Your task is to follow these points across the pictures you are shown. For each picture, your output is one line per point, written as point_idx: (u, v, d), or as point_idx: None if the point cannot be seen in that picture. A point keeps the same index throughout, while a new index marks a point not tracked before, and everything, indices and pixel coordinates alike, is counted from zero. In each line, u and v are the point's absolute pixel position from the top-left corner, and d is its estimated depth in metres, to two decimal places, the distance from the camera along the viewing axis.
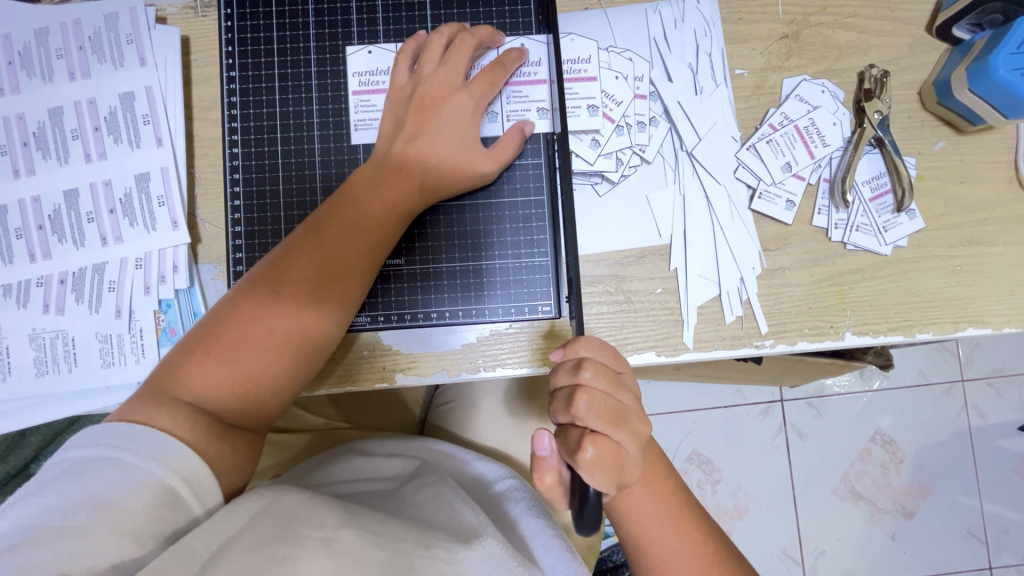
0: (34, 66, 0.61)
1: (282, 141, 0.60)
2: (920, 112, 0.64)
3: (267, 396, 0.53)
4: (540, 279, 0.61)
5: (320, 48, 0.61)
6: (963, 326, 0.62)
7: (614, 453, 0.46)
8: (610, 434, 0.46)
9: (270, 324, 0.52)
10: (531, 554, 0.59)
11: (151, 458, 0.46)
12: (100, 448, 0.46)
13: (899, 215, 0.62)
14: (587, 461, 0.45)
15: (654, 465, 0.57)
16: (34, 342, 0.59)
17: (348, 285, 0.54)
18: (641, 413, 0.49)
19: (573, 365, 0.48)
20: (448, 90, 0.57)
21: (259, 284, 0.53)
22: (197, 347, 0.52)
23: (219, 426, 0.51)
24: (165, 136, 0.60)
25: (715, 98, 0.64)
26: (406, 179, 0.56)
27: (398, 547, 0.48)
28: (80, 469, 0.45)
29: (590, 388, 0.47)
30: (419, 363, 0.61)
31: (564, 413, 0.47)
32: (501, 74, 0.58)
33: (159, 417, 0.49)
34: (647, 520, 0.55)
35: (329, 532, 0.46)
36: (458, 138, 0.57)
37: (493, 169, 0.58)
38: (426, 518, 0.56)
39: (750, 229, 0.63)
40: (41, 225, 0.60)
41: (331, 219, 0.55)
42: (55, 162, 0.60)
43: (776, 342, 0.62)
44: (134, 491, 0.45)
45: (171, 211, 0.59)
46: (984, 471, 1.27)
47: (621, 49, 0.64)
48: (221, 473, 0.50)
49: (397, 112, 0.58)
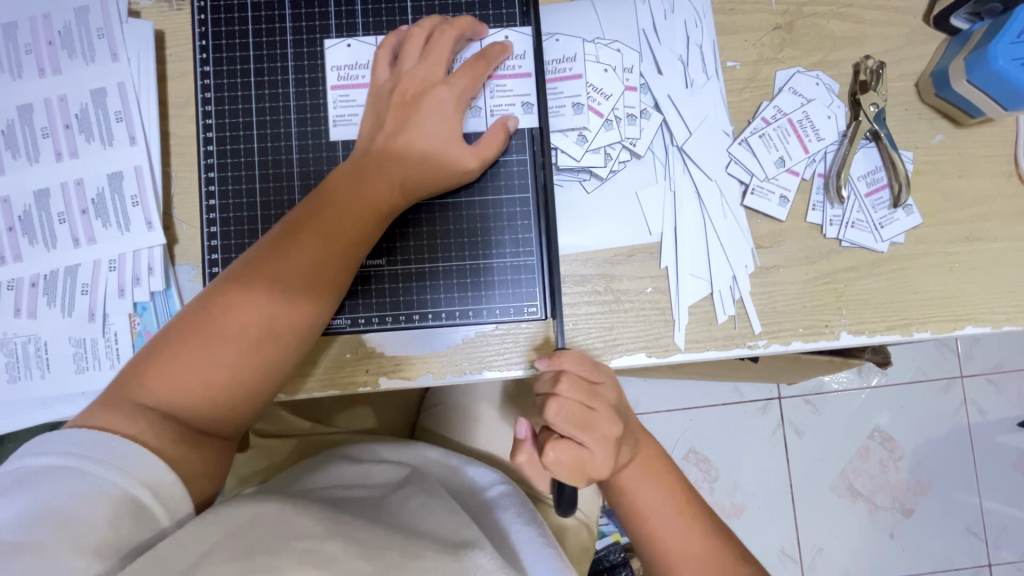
0: (2, 62, 0.59)
1: (259, 138, 0.59)
2: (917, 104, 0.62)
3: (239, 401, 0.51)
4: (525, 278, 0.59)
5: (298, 42, 0.59)
6: (962, 323, 0.60)
7: (578, 457, 0.48)
8: (574, 440, 0.48)
9: (243, 328, 0.50)
10: (521, 565, 0.58)
11: (119, 468, 0.45)
12: (64, 455, 0.44)
13: (896, 210, 0.61)
14: (548, 466, 0.46)
15: (654, 457, 0.57)
16: (6, 347, 0.57)
17: (323, 288, 0.53)
18: (616, 418, 0.50)
19: (549, 375, 0.50)
20: (429, 85, 0.55)
21: (231, 287, 0.51)
22: (166, 352, 0.50)
23: (188, 432, 0.49)
24: (139, 134, 0.58)
25: (707, 91, 0.62)
26: (385, 177, 0.54)
27: (383, 556, 0.47)
28: (45, 477, 0.43)
29: (560, 396, 0.48)
30: (405, 365, 0.59)
31: (535, 418, 0.50)
32: (483, 67, 0.56)
33: (124, 423, 0.47)
34: (651, 511, 0.55)
35: (312, 542, 0.45)
36: (439, 135, 0.55)
37: (475, 166, 0.56)
38: (413, 528, 0.55)
39: (742, 226, 0.61)
40: (11, 226, 0.58)
41: (307, 221, 0.53)
42: (25, 161, 0.58)
43: (770, 342, 0.60)
44: (98, 503, 0.43)
45: (146, 211, 0.58)
46: (983, 469, 1.26)
47: (609, 41, 0.62)
48: (192, 481, 0.49)
49: (378, 108, 0.56)
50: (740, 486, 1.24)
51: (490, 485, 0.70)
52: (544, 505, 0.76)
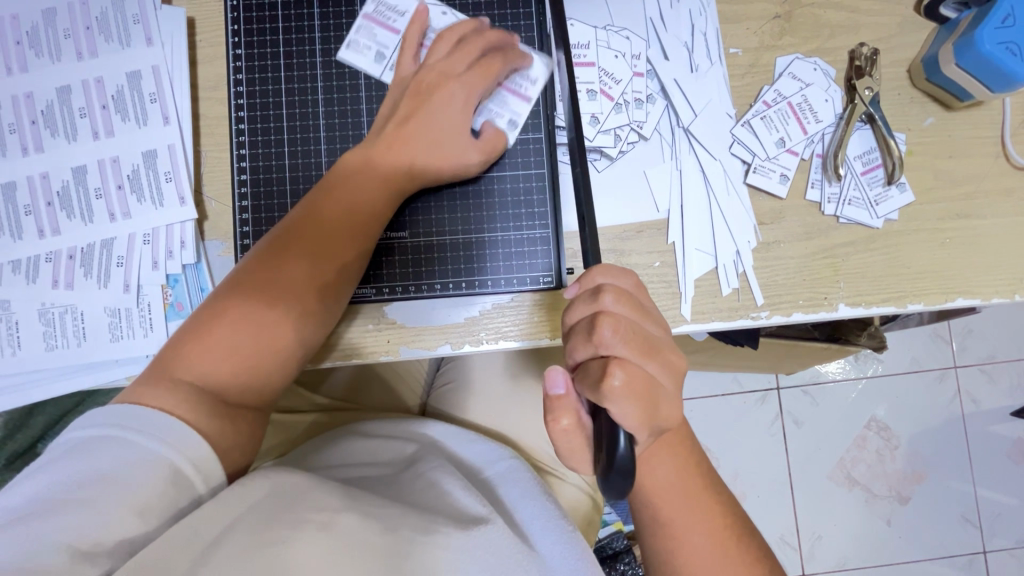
0: (42, 46, 0.62)
1: (288, 117, 0.62)
2: (910, 90, 0.66)
3: (266, 377, 0.53)
4: (541, 250, 0.62)
5: (325, 26, 0.62)
6: (953, 297, 0.64)
7: (643, 379, 0.46)
8: (638, 360, 0.46)
9: (268, 307, 0.52)
10: (528, 540, 0.59)
11: (157, 438, 0.47)
12: (102, 426, 0.47)
13: (890, 188, 0.64)
14: (614, 387, 0.44)
15: (671, 438, 0.55)
16: (44, 316, 0.60)
17: (344, 269, 0.56)
18: (670, 344, 0.50)
19: (593, 294, 0.49)
20: (445, 77, 0.58)
21: (259, 267, 0.53)
22: (198, 328, 0.52)
23: (220, 406, 0.51)
24: (172, 114, 0.61)
25: (711, 76, 0.65)
26: (399, 163, 0.57)
27: (396, 532, 0.50)
28: (85, 447, 0.46)
29: (614, 314, 0.48)
30: (422, 336, 0.62)
31: (586, 344, 0.47)
32: (497, 63, 0.58)
33: (160, 398, 0.49)
34: (666, 493, 0.53)
35: (329, 516, 0.48)
36: (451, 123, 0.58)
37: (480, 159, 0.59)
38: (424, 505, 0.57)
39: (745, 204, 0.64)
40: (50, 201, 0.61)
41: (328, 201, 0.55)
42: (63, 139, 0.61)
43: (772, 314, 0.63)
44: (138, 469, 0.45)
45: (178, 187, 0.60)
46: (977, 456, 1.29)
47: (618, 28, 0.66)
48: (224, 452, 0.50)
49: (397, 94, 0.59)
50: (740, 473, 1.27)
51: (495, 461, 0.70)
52: (553, 478, 0.78)
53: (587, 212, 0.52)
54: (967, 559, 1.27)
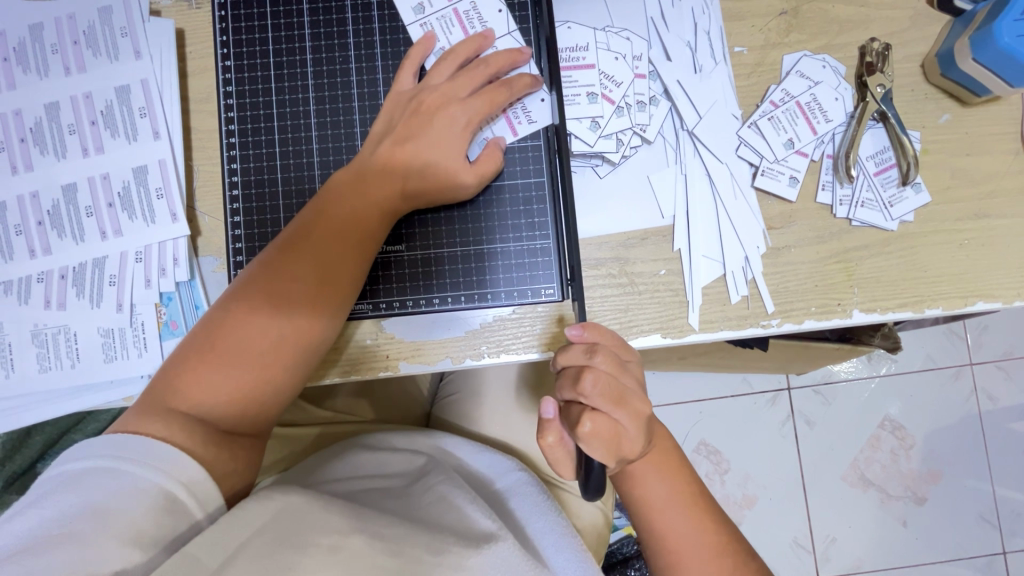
0: (30, 61, 0.60)
1: (279, 129, 0.60)
2: (924, 85, 0.63)
3: (261, 405, 0.52)
4: (542, 261, 0.60)
5: (315, 34, 0.61)
6: (972, 300, 0.61)
7: (613, 428, 0.48)
8: (610, 412, 0.48)
9: (262, 330, 0.51)
10: (542, 557, 0.59)
11: (151, 466, 0.46)
12: (96, 459, 0.46)
13: (904, 189, 0.62)
14: (585, 434, 0.47)
15: (664, 451, 0.58)
16: (37, 338, 0.59)
17: (339, 293, 0.53)
18: (642, 394, 0.50)
19: (585, 347, 0.50)
20: (447, 101, 0.56)
21: (250, 290, 0.52)
22: (191, 354, 0.51)
23: (214, 434, 0.50)
24: (163, 128, 0.60)
25: (715, 76, 0.63)
26: (394, 180, 0.55)
27: (408, 552, 0.49)
28: (77, 481, 0.44)
29: (595, 368, 0.48)
30: (423, 350, 0.60)
31: (569, 389, 0.49)
32: (504, 95, 0.57)
33: (153, 426, 0.48)
34: (659, 504, 0.56)
35: (336, 539, 0.47)
36: (449, 150, 0.56)
37: (474, 183, 0.57)
38: (435, 522, 0.55)
39: (753, 207, 0.62)
40: (40, 221, 0.60)
41: (320, 221, 0.54)
42: (53, 157, 0.60)
43: (783, 321, 0.61)
44: (133, 499, 0.44)
45: (170, 204, 0.59)
46: (995, 455, 1.26)
47: (617, 28, 0.63)
48: (220, 479, 0.49)
49: (394, 114, 0.57)
50: (753, 477, 1.25)
51: (507, 473, 0.69)
52: (559, 490, 0.76)
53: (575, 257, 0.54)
54: (987, 561, 1.24)
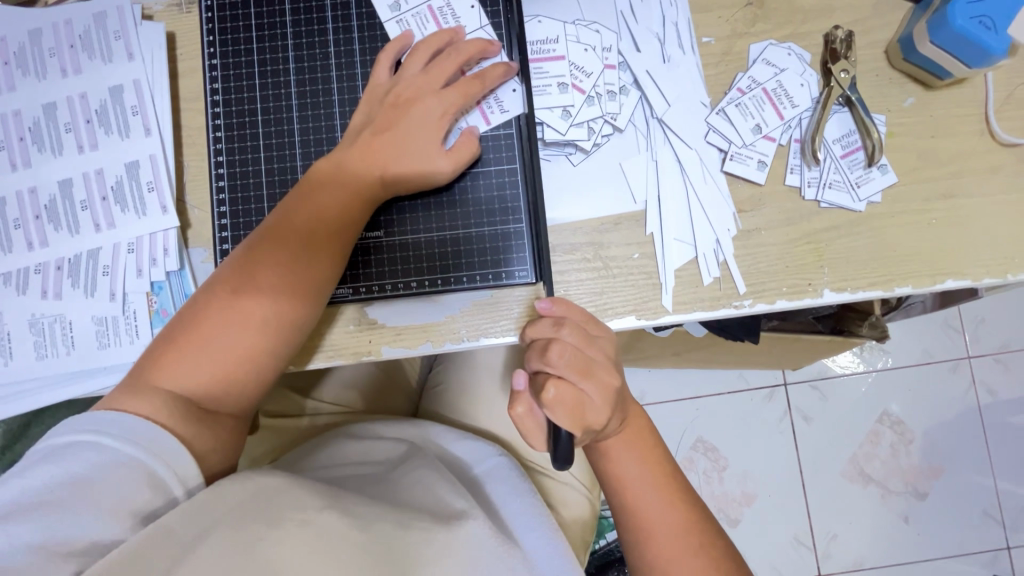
0: (29, 64, 0.64)
1: (263, 123, 0.63)
2: (888, 70, 0.65)
3: (242, 385, 0.54)
4: (516, 245, 0.62)
5: (297, 33, 0.64)
6: (941, 278, 0.62)
7: (579, 398, 0.49)
8: (576, 382, 0.49)
9: (242, 312, 0.53)
10: (514, 537, 0.61)
11: (133, 441, 0.48)
12: (79, 433, 0.48)
13: (871, 170, 0.63)
14: (548, 399, 0.48)
15: (639, 432, 0.59)
16: (34, 327, 0.61)
17: (318, 278, 0.55)
18: (610, 366, 0.52)
19: (553, 321, 0.52)
20: (421, 93, 0.59)
21: (232, 274, 0.54)
22: (176, 336, 0.53)
23: (196, 412, 0.52)
24: (153, 125, 0.63)
25: (684, 66, 0.65)
26: (371, 169, 0.57)
27: (378, 529, 0.51)
28: (62, 452, 0.47)
29: (562, 340, 0.50)
30: (403, 335, 0.62)
31: (536, 360, 0.51)
32: (477, 86, 0.59)
33: (137, 404, 0.50)
34: (633, 482, 0.57)
35: (309, 514, 0.48)
36: (424, 139, 0.58)
37: (449, 170, 0.59)
38: (409, 502, 0.57)
39: (723, 192, 0.64)
40: (38, 215, 0.62)
41: (299, 208, 0.56)
42: (50, 154, 0.63)
43: (755, 302, 0.62)
44: (114, 472, 0.46)
45: (160, 197, 0.62)
46: (996, 449, 1.25)
47: (588, 22, 0.66)
48: (201, 455, 0.51)
49: (371, 107, 0.60)
50: (748, 472, 1.25)
51: (486, 458, 0.70)
52: (542, 477, 0.77)
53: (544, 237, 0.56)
54: (991, 556, 1.23)
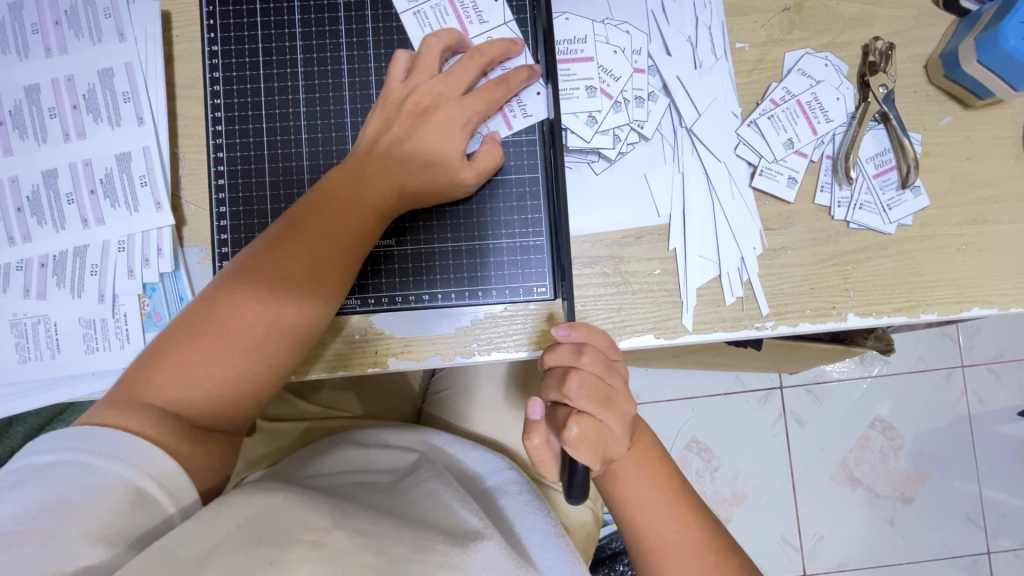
0: (9, 42, 0.58)
1: (267, 117, 0.58)
2: (927, 86, 0.62)
3: (240, 402, 0.51)
4: (535, 259, 0.59)
5: (306, 20, 0.59)
6: (968, 306, 0.61)
7: (598, 430, 0.48)
8: (595, 414, 0.47)
9: (245, 326, 0.50)
10: (528, 555, 0.58)
11: (123, 461, 0.45)
12: (65, 452, 0.45)
13: (904, 192, 0.61)
14: (572, 437, 0.46)
15: (649, 450, 0.57)
16: (15, 328, 0.57)
17: (327, 292, 0.52)
18: (628, 395, 0.50)
19: (572, 348, 0.49)
20: (444, 100, 0.55)
21: (233, 286, 0.50)
22: (169, 348, 0.49)
23: (190, 430, 0.49)
24: (147, 114, 0.58)
25: (715, 72, 0.62)
26: (389, 180, 0.54)
27: (390, 551, 0.47)
28: (43, 475, 0.43)
29: (582, 370, 0.48)
30: (412, 347, 0.59)
31: (554, 390, 0.48)
32: (501, 92, 0.56)
33: (127, 419, 0.47)
34: (642, 505, 0.55)
35: (319, 535, 0.46)
36: (445, 149, 0.54)
37: (473, 180, 0.55)
38: (421, 518, 0.54)
39: (751, 208, 0.61)
40: (20, 207, 0.58)
41: (310, 216, 0.52)
42: (33, 142, 0.58)
43: (778, 324, 0.60)
44: (103, 495, 0.43)
45: (154, 192, 0.58)
46: (983, 458, 1.27)
47: (617, 21, 0.62)
48: (194, 476, 0.48)
49: (388, 113, 0.55)
50: (742, 475, 1.25)
51: (498, 471, 0.68)
52: (550, 490, 0.75)
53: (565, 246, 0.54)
54: (971, 560, 1.25)
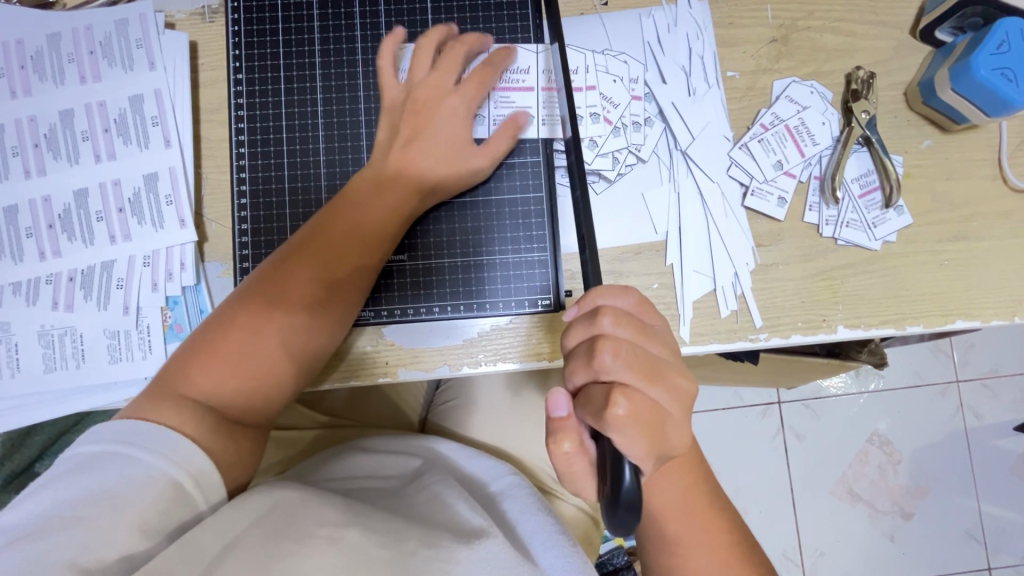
0: (46, 70, 0.62)
1: (288, 141, 0.63)
2: (906, 112, 0.66)
3: (270, 395, 0.54)
4: (539, 272, 0.63)
5: (325, 51, 0.64)
6: (952, 319, 0.63)
7: (649, 407, 0.42)
8: (641, 388, 0.43)
9: (273, 323, 0.53)
10: (530, 553, 0.57)
11: (160, 453, 0.46)
12: (106, 444, 0.46)
13: (887, 211, 0.64)
14: (618, 416, 0.40)
15: (688, 467, 0.53)
16: (43, 339, 0.60)
17: (348, 287, 0.56)
18: (676, 365, 0.46)
19: (591, 314, 0.45)
20: (442, 94, 0.59)
21: (264, 286, 0.54)
22: (203, 348, 0.52)
23: (224, 425, 0.51)
24: (174, 137, 0.62)
25: (708, 99, 0.66)
26: (404, 180, 0.57)
27: (401, 546, 0.48)
28: (86, 467, 0.45)
29: (613, 337, 0.44)
30: (421, 357, 0.61)
31: (585, 367, 0.44)
32: (490, 75, 0.60)
33: (164, 414, 0.49)
34: (678, 526, 0.51)
35: (333, 530, 0.47)
36: (454, 138, 0.59)
37: (486, 165, 0.60)
38: (426, 519, 0.55)
39: (743, 226, 0.64)
40: (51, 224, 0.61)
41: (330, 219, 0.56)
42: (66, 162, 0.62)
43: (771, 336, 0.63)
44: (144, 487, 0.45)
45: (179, 210, 0.61)
46: (980, 473, 1.28)
47: (616, 52, 0.66)
48: (225, 469, 0.50)
49: (392, 116, 0.59)
50: (742, 489, 1.26)
51: (500, 476, 0.69)
52: (556, 498, 0.77)
53: (586, 230, 0.50)
54: None
